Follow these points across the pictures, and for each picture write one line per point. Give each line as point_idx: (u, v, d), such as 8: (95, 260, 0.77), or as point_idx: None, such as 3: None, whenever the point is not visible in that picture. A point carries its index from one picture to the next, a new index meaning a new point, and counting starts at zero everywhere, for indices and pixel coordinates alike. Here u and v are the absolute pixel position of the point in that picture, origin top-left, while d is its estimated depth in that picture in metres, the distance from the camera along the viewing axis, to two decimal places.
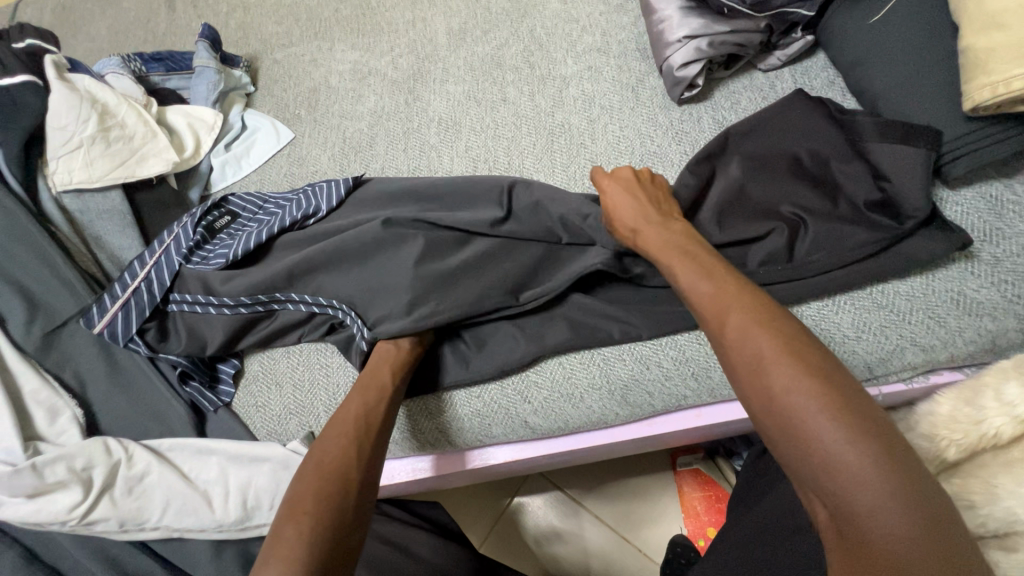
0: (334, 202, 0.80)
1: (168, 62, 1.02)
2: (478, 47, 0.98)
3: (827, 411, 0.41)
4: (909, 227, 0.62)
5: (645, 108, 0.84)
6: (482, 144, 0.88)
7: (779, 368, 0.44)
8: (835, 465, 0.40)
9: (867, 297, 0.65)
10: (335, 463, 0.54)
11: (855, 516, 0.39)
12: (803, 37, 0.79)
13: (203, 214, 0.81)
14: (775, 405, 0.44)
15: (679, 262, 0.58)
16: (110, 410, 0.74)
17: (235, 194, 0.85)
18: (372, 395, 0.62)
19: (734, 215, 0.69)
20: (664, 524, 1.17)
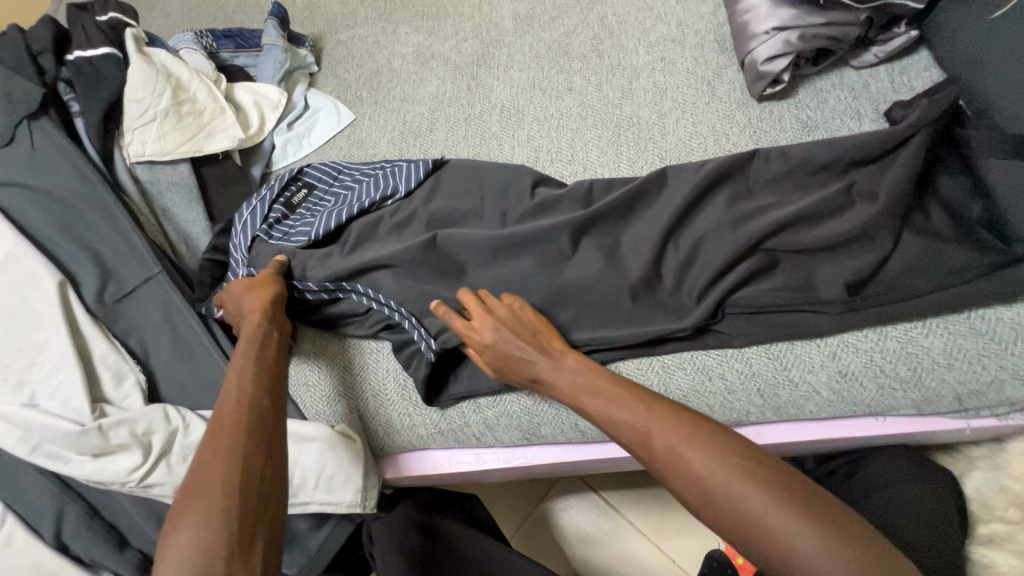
0: (412, 183, 0.79)
1: (238, 40, 1.04)
2: (545, 33, 0.95)
3: (789, 510, 0.43)
4: (1020, 252, 0.57)
5: (722, 104, 0.79)
6: (544, 134, 0.85)
7: (726, 470, 0.46)
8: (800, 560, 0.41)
9: (963, 322, 0.60)
10: (217, 469, 0.50)
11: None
12: (907, 31, 0.72)
13: (282, 188, 0.83)
14: (756, 527, 0.43)
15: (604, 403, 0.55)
16: (170, 377, 0.76)
17: (312, 165, 0.86)
18: (222, 455, 0.51)
19: (815, 225, 0.64)
20: (701, 537, 1.13)
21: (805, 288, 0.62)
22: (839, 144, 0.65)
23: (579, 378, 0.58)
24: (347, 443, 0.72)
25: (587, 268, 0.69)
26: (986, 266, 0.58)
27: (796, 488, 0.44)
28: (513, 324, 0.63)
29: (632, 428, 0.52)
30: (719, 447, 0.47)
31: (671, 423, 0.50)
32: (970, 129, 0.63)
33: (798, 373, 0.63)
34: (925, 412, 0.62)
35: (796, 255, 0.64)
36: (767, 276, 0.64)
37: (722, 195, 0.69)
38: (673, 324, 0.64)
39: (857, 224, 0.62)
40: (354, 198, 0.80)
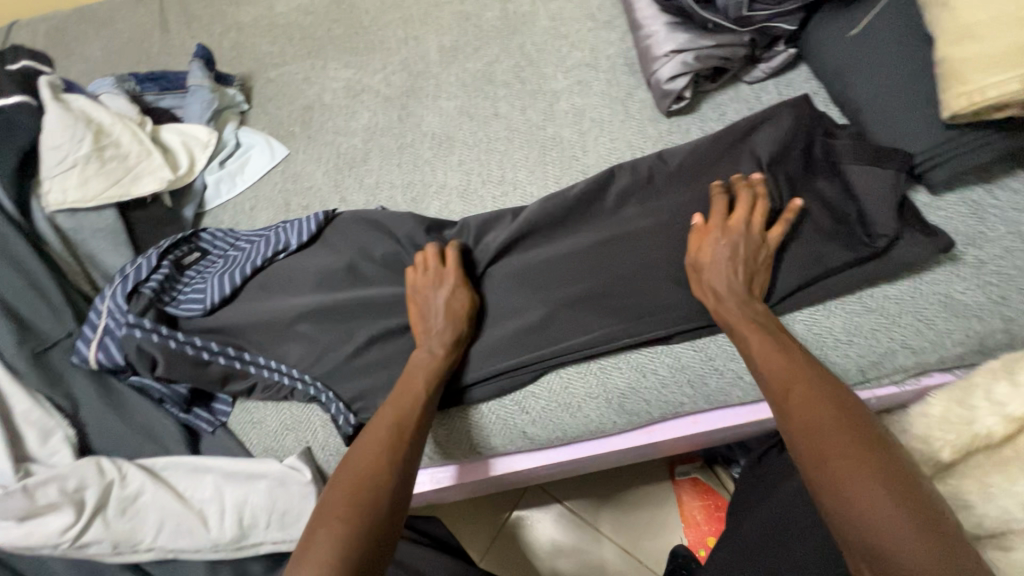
0: (305, 237, 0.80)
1: (162, 82, 1.03)
2: (470, 63, 1.00)
3: (891, 494, 0.46)
4: (880, 244, 0.64)
5: (635, 120, 0.86)
6: (475, 158, 0.89)
7: (838, 451, 0.50)
8: (882, 531, 0.45)
9: (856, 302, 0.66)
10: (380, 454, 0.58)
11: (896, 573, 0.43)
12: (786, 50, 0.81)
13: (171, 247, 0.82)
14: (856, 501, 0.47)
15: (757, 342, 0.60)
16: (102, 429, 0.73)
17: (205, 230, 0.86)
18: (398, 449, 0.59)
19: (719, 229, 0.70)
20: (664, 534, 1.16)
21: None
22: (730, 154, 0.74)
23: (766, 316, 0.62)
24: (298, 475, 0.71)
25: (520, 285, 0.73)
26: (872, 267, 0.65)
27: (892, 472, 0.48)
28: (749, 249, 0.65)
29: (784, 369, 0.57)
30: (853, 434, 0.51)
31: (800, 404, 0.54)
32: (840, 136, 0.72)
33: (722, 363, 0.68)
34: (836, 387, 0.68)
35: (692, 253, 0.69)
36: (672, 277, 0.69)
37: (638, 204, 0.74)
38: (613, 328, 0.68)
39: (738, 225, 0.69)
40: (243, 259, 0.82)
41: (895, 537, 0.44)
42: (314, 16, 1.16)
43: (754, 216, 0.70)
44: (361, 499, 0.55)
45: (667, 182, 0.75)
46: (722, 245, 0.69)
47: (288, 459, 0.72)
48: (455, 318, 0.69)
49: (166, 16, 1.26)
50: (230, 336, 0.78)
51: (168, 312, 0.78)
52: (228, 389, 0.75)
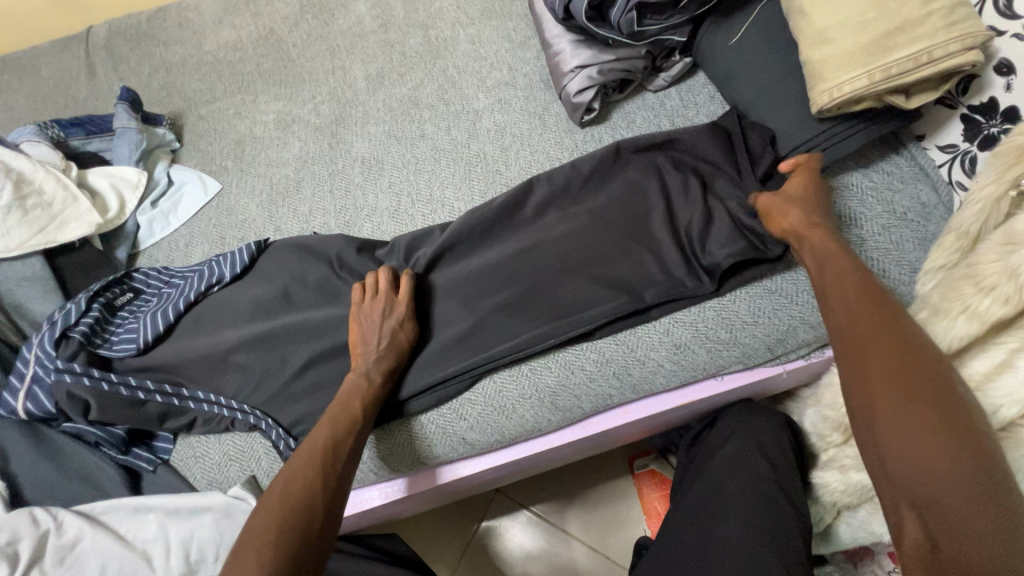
0: (238, 269, 0.82)
1: (88, 126, 1.03)
2: (396, 89, 1.04)
3: (939, 444, 0.43)
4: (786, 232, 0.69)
5: (552, 133, 0.90)
6: (404, 179, 0.93)
7: (887, 393, 0.47)
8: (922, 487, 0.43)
9: (759, 285, 0.72)
10: (331, 436, 0.64)
11: (940, 518, 0.42)
12: (682, 59, 0.87)
13: (102, 289, 0.82)
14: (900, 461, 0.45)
15: (830, 281, 0.57)
16: (36, 479, 0.72)
17: (139, 269, 0.86)
18: (342, 427, 0.65)
19: (629, 232, 0.75)
20: (628, 528, 1.20)
21: (632, 287, 0.72)
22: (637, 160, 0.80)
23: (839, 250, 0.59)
24: (244, 505, 0.71)
25: (455, 300, 0.76)
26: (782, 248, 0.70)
27: (949, 424, 0.44)
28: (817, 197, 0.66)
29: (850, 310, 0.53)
30: (896, 378, 0.47)
31: (870, 349, 0.50)
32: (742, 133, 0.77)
33: (646, 353, 0.72)
34: (750, 365, 0.73)
35: (615, 254, 0.74)
36: (597, 275, 0.73)
37: (556, 211, 0.79)
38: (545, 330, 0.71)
39: (651, 225, 0.75)
40: (177, 295, 0.83)
41: (940, 479, 0.43)
42: (242, 52, 1.18)
43: (660, 218, 0.75)
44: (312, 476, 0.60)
45: (584, 189, 0.79)
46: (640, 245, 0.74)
47: (232, 490, 0.73)
48: (396, 343, 0.71)
49: (92, 59, 1.26)
50: (166, 372, 0.79)
51: (101, 354, 0.78)
52: (165, 427, 0.75)
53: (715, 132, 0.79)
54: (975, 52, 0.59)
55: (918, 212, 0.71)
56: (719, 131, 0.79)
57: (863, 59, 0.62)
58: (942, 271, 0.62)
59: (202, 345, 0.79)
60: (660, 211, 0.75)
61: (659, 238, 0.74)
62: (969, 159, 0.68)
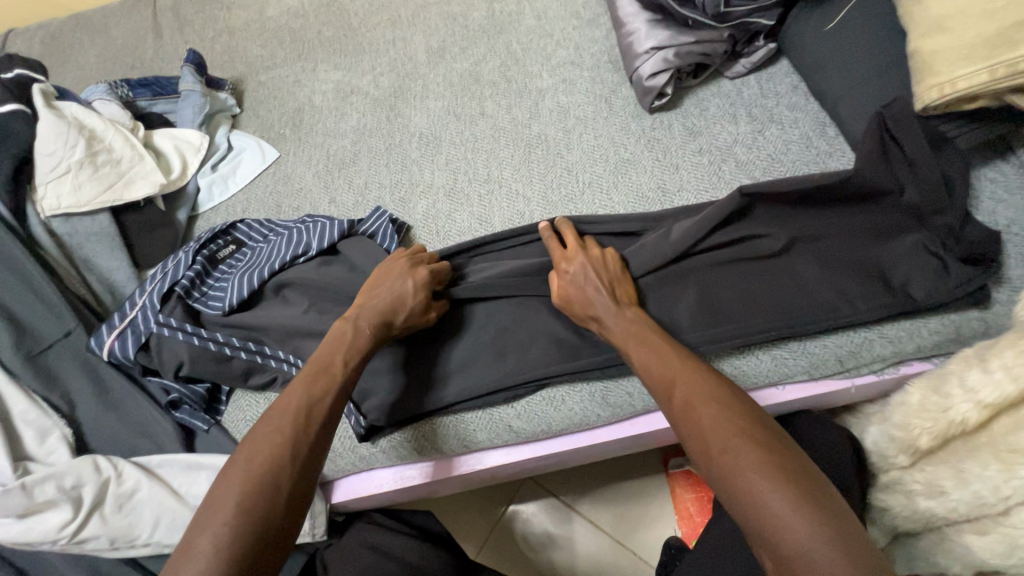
0: (325, 243, 0.81)
1: (155, 88, 1.05)
2: (457, 63, 1.01)
3: (788, 494, 0.45)
4: (921, 295, 0.63)
5: (619, 117, 0.86)
6: (461, 157, 0.91)
7: (727, 441, 0.50)
8: (771, 518, 0.45)
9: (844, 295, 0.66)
10: (299, 401, 0.59)
11: (801, 564, 0.42)
12: (765, 45, 0.82)
13: (208, 241, 0.85)
14: (742, 491, 0.47)
15: (643, 350, 0.60)
16: (99, 429, 0.75)
17: (242, 222, 0.89)
18: (317, 388, 0.61)
19: (739, 247, 0.69)
20: (658, 526, 1.18)
21: (737, 313, 0.66)
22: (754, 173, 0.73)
23: (637, 326, 0.62)
24: None
25: (535, 314, 0.73)
26: (888, 257, 0.65)
27: (799, 479, 0.46)
28: (600, 266, 0.68)
29: (662, 375, 0.57)
30: (758, 442, 0.49)
31: (687, 402, 0.54)
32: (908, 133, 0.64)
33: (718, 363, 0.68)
34: (816, 376, 0.68)
35: (712, 278, 0.69)
36: (684, 299, 0.68)
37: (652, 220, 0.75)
38: None
39: (755, 240, 0.69)
40: (267, 257, 0.81)
41: (787, 523, 0.44)
42: (304, 19, 1.18)
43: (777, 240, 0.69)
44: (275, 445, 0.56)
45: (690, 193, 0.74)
46: (742, 265, 0.69)
47: None
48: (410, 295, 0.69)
49: (159, 21, 1.28)
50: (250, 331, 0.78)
51: (193, 307, 0.79)
52: (250, 382, 0.76)
53: (881, 136, 0.66)
54: None
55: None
56: (885, 134, 0.66)
57: (984, 52, 0.56)
58: None
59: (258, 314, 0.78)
60: (777, 228, 0.69)
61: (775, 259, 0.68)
62: None
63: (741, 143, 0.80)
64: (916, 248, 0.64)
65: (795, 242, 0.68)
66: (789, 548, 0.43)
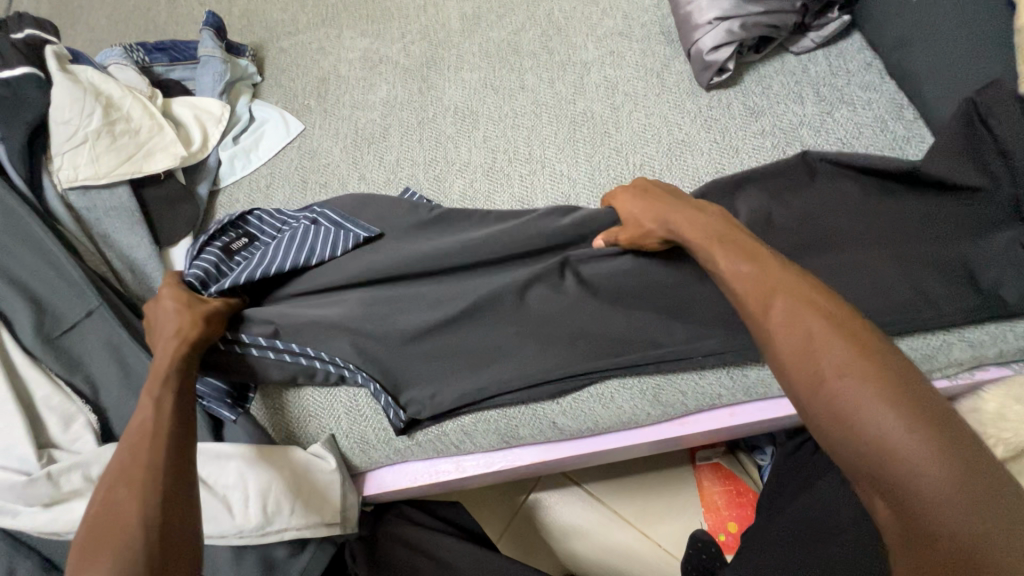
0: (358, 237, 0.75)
1: (172, 53, 0.99)
2: (494, 32, 0.95)
3: (913, 427, 0.38)
4: (1011, 299, 0.58)
5: (672, 94, 0.80)
6: (500, 134, 0.85)
7: (836, 359, 0.42)
8: (892, 452, 0.38)
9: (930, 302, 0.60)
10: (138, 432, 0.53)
11: (928, 507, 0.36)
12: (839, 17, 0.75)
13: (217, 235, 0.77)
14: (856, 421, 0.40)
15: (719, 253, 0.53)
16: (124, 415, 0.72)
17: (253, 212, 0.81)
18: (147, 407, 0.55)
19: (806, 236, 0.65)
20: (686, 520, 1.16)
21: None
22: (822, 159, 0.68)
23: (717, 225, 0.56)
24: (321, 464, 0.71)
25: (582, 310, 0.67)
26: (983, 252, 0.60)
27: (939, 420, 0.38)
28: (644, 186, 0.67)
29: (757, 280, 0.49)
30: (882, 372, 0.41)
31: (778, 314, 0.46)
32: (1000, 120, 0.59)
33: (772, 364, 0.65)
34: None
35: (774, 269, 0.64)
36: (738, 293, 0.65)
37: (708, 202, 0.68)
38: (678, 340, 0.65)
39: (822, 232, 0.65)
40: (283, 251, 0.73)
41: (913, 462, 0.37)
42: None
43: (848, 231, 0.64)
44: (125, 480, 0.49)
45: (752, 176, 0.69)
46: (811, 255, 0.64)
47: (315, 448, 0.72)
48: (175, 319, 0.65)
49: None
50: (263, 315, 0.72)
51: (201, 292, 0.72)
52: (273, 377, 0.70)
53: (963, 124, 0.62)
54: None
55: None
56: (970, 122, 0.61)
57: None
58: None
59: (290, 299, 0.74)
60: (851, 219, 0.65)
61: (849, 251, 0.63)
62: None
63: (807, 125, 0.74)
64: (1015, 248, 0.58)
65: (865, 235, 0.64)
66: (916, 494, 0.37)
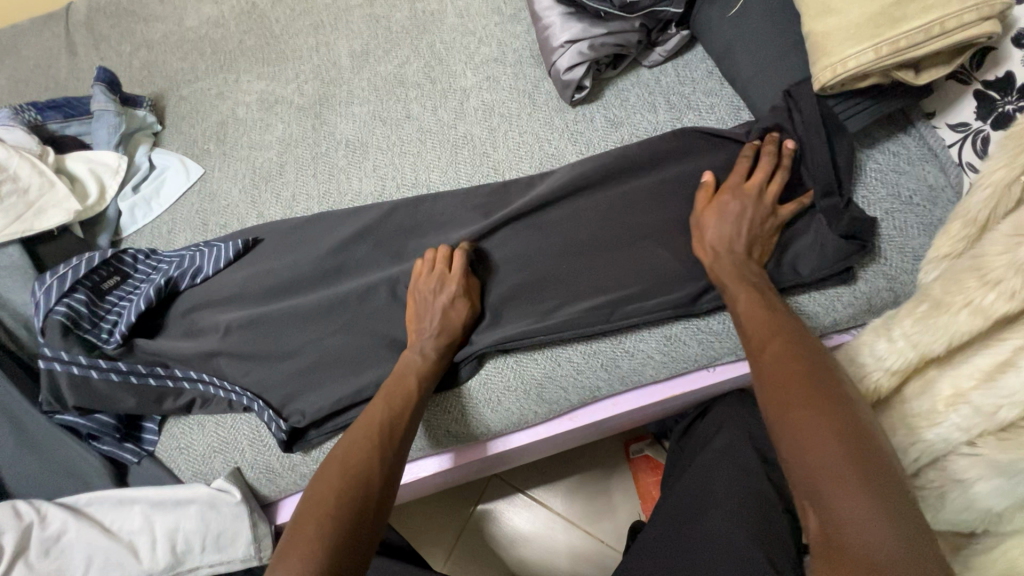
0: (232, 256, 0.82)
1: (65, 109, 1.00)
2: (381, 66, 1.00)
3: (853, 458, 0.43)
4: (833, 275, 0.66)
5: (542, 112, 0.86)
6: (389, 162, 0.89)
7: (801, 398, 0.48)
8: (829, 475, 0.43)
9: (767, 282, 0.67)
10: (383, 412, 0.64)
11: (848, 529, 0.40)
12: (678, 32, 0.82)
13: (90, 271, 0.79)
14: (807, 448, 0.45)
15: (746, 294, 0.61)
16: (23, 471, 0.73)
17: (127, 250, 0.84)
18: (399, 401, 0.65)
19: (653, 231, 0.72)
20: (624, 513, 1.19)
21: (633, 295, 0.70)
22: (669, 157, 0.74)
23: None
24: (226, 497, 0.71)
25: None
26: (779, 237, 0.67)
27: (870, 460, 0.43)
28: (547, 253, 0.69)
29: (763, 328, 0.57)
30: (840, 416, 0.46)
31: (772, 355, 0.53)
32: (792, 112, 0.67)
33: (627, 340, 0.70)
34: (742, 356, 0.71)
35: (621, 264, 0.71)
36: (595, 286, 0.71)
37: (567, 208, 0.75)
38: (547, 337, 0.69)
39: (671, 224, 0.72)
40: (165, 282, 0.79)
41: (838, 487, 0.42)
42: (224, 28, 1.14)
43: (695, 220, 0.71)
44: (350, 453, 0.61)
45: (606, 179, 0.76)
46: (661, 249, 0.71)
47: (217, 482, 0.73)
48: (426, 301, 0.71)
49: (72, 38, 1.22)
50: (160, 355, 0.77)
51: (88, 339, 0.75)
52: (167, 406, 0.75)
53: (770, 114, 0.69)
54: (992, 22, 0.55)
55: (925, 195, 0.68)
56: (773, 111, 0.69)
57: (870, 31, 0.58)
58: (947, 260, 0.59)
59: (185, 343, 0.77)
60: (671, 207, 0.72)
61: (677, 237, 0.72)
62: (982, 139, 0.64)
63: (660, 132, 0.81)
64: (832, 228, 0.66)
65: (688, 221, 0.72)
66: (839, 518, 0.41)
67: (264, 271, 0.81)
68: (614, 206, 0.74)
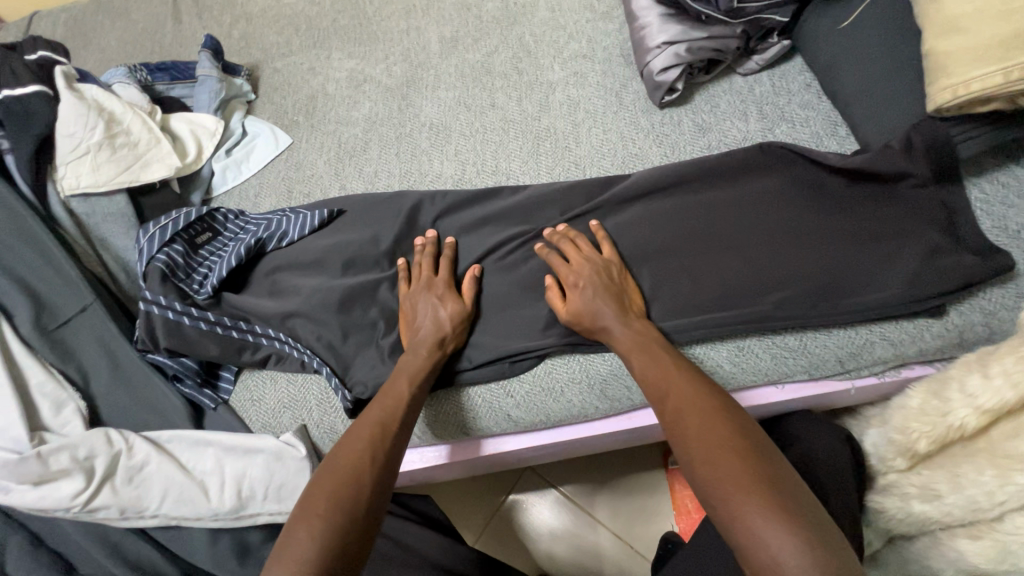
0: (316, 224, 0.85)
1: (173, 72, 1.07)
2: (469, 54, 1.02)
3: (760, 504, 0.46)
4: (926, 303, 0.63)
5: (628, 112, 0.86)
6: (470, 148, 0.91)
7: (713, 450, 0.51)
8: (741, 527, 0.46)
9: (852, 304, 0.65)
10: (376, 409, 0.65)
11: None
12: (780, 41, 0.81)
13: (187, 226, 0.84)
14: (719, 501, 0.49)
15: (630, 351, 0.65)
16: (112, 403, 0.78)
17: (220, 209, 0.89)
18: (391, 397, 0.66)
19: (737, 239, 0.71)
20: (657, 522, 1.18)
21: (709, 304, 0.69)
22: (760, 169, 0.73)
23: (644, 335, 0.66)
24: (292, 452, 0.74)
25: (518, 305, 0.75)
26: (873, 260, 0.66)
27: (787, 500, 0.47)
28: (605, 277, 0.70)
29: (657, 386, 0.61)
30: (742, 463, 0.50)
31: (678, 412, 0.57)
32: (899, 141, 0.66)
33: (697, 348, 0.70)
34: (816, 376, 0.69)
35: (700, 270, 0.71)
36: (673, 289, 0.71)
37: (649, 208, 0.76)
38: None
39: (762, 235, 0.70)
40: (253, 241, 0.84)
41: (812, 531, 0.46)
42: (320, 7, 1.18)
43: (783, 232, 0.70)
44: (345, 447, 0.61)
45: (692, 183, 0.75)
46: (745, 259, 0.70)
47: (285, 436, 0.76)
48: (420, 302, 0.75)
49: (178, 6, 1.29)
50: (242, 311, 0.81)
51: (182, 288, 0.80)
52: (244, 359, 0.79)
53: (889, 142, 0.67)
54: None
55: None
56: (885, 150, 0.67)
57: (999, 54, 0.55)
58: None
59: (266, 302, 0.81)
60: (759, 216, 0.71)
61: (763, 248, 0.70)
62: None
63: (749, 141, 0.79)
64: (932, 256, 0.64)
65: (777, 230, 0.70)
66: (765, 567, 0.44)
67: (344, 241, 0.84)
68: (696, 209, 0.74)
